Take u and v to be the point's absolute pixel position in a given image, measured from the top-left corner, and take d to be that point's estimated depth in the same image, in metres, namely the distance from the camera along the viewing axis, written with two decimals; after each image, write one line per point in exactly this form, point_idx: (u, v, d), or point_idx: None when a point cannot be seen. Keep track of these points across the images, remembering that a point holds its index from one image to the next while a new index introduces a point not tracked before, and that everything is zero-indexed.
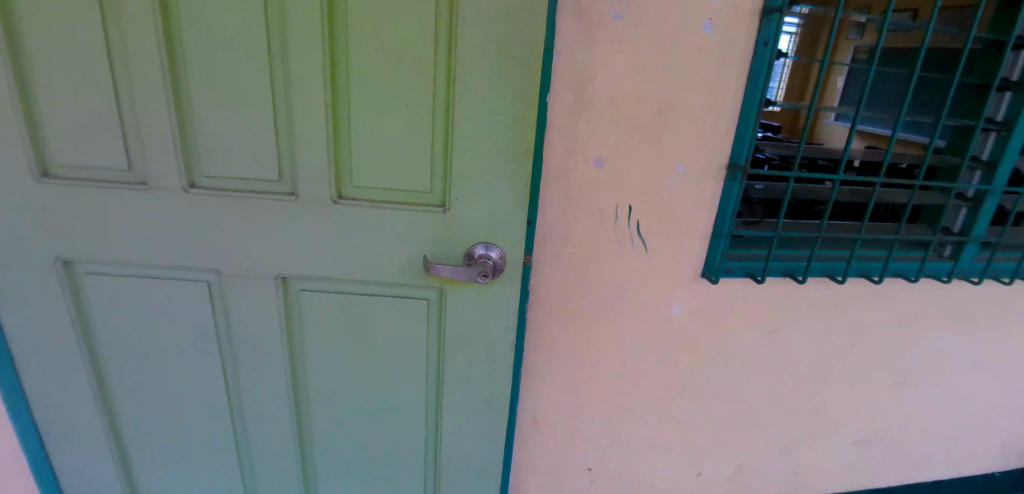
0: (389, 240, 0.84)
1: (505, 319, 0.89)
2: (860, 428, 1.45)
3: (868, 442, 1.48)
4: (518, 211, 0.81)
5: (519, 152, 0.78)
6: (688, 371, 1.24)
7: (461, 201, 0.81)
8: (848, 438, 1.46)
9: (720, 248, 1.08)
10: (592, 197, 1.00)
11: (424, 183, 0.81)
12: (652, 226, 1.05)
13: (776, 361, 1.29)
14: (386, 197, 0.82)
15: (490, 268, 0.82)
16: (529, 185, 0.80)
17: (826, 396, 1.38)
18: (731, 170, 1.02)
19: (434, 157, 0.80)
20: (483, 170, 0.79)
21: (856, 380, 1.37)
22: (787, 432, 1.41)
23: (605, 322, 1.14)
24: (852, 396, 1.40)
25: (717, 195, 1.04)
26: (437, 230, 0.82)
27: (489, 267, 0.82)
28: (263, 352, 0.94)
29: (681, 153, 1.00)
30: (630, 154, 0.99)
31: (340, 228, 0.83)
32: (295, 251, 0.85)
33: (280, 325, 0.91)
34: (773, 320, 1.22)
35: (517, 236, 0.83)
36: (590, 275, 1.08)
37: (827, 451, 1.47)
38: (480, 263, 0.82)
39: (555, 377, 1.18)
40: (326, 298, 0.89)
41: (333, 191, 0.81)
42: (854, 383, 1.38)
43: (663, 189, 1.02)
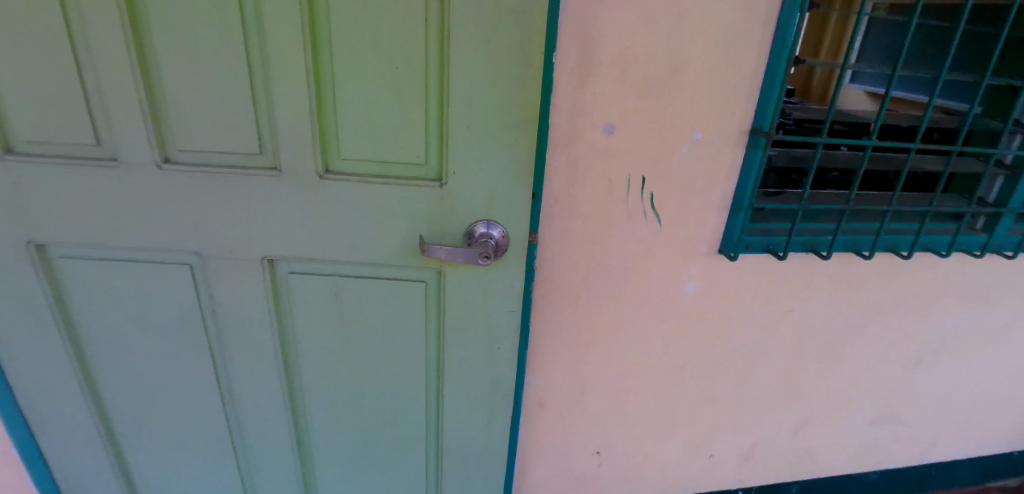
0: (381, 218, 0.77)
1: (509, 301, 0.83)
2: (877, 407, 1.40)
3: (885, 421, 1.43)
4: (521, 184, 0.74)
5: (524, 119, 0.70)
6: (700, 352, 1.19)
7: (459, 175, 0.73)
8: (864, 418, 1.41)
9: (739, 222, 1.01)
10: (601, 169, 0.93)
11: (418, 155, 0.74)
12: (665, 199, 0.98)
13: (793, 341, 1.23)
14: (377, 170, 0.75)
15: (491, 249, 0.75)
16: (533, 155, 0.73)
17: (844, 375, 1.32)
18: (754, 137, 0.94)
19: (428, 126, 0.72)
20: (483, 140, 0.72)
21: (876, 359, 1.31)
22: (802, 412, 1.36)
23: (613, 302, 1.07)
24: (871, 376, 1.34)
25: (737, 165, 0.96)
26: (434, 206, 0.76)
27: (490, 248, 0.75)
28: (252, 338, 0.88)
29: (699, 119, 0.92)
30: (643, 121, 0.90)
31: (328, 205, 0.76)
32: (280, 231, 0.79)
33: (269, 310, 0.86)
34: (792, 297, 1.16)
35: (521, 212, 0.76)
36: (598, 252, 1.01)
37: (842, 431, 1.42)
38: (481, 243, 0.75)
39: (561, 359, 1.13)
40: (315, 280, 0.83)
41: (320, 165, 0.74)
42: (874, 362, 1.32)
43: (678, 159, 0.94)
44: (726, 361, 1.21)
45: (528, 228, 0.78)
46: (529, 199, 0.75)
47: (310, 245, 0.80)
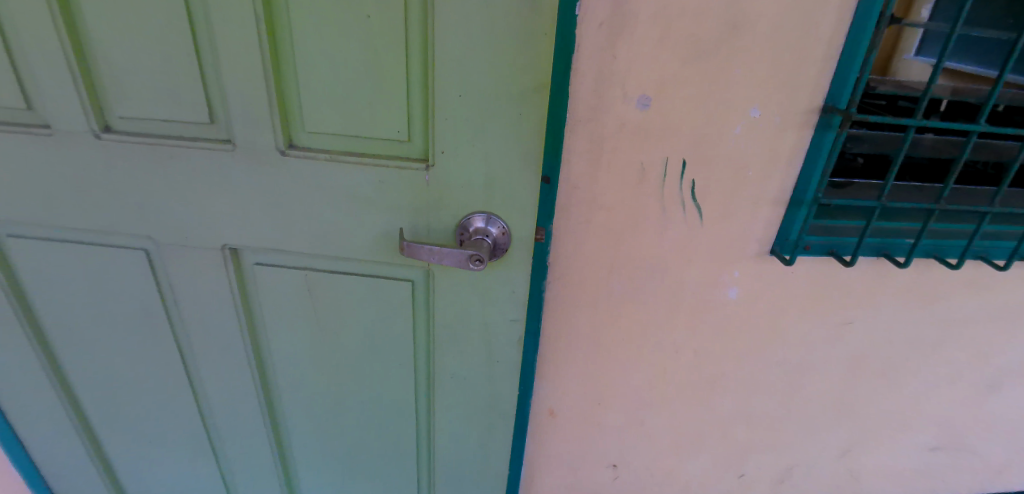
0: (356, 205, 0.63)
1: (510, 310, 0.69)
2: (941, 432, 1.22)
3: (946, 446, 1.25)
4: (525, 168, 0.59)
5: (531, 88, 0.55)
6: (738, 364, 1.03)
7: (449, 156, 0.59)
8: (921, 442, 1.24)
9: (799, 219, 0.83)
10: (632, 150, 0.76)
11: (398, 130, 0.59)
12: (708, 188, 0.80)
13: (850, 356, 1.05)
14: (350, 147, 0.61)
15: (485, 252, 0.59)
16: (542, 133, 0.57)
17: (904, 396, 1.14)
18: (827, 116, 0.75)
19: (410, 94, 0.57)
20: (479, 113, 0.56)
21: (945, 379, 1.13)
22: (852, 434, 1.19)
23: (639, 306, 0.92)
24: (936, 398, 1.16)
25: (803, 148, 0.78)
26: (418, 194, 0.61)
27: (484, 250, 0.60)
28: (220, 334, 0.78)
29: (758, 90, 0.74)
30: (687, 92, 0.73)
31: (293, 188, 0.63)
32: (240, 216, 0.66)
33: (234, 305, 0.74)
34: (853, 307, 0.98)
35: (526, 206, 0.61)
36: (623, 249, 0.85)
37: (894, 455, 1.25)
38: (472, 243, 0.60)
39: (575, 365, 0.99)
40: (283, 274, 0.71)
41: (282, 138, 0.61)
42: (942, 382, 1.13)
43: (728, 139, 0.77)
44: (768, 376, 1.06)
45: (534, 225, 0.63)
46: (535, 190, 0.60)
47: (275, 234, 0.67)
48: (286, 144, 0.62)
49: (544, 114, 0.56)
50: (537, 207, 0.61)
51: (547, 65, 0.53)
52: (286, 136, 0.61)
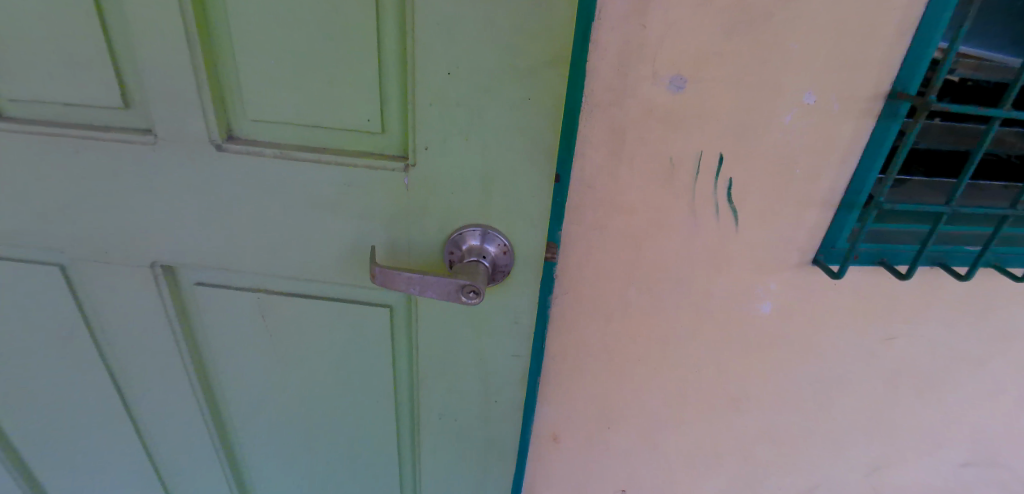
0: (316, 214, 0.50)
1: (513, 340, 0.56)
2: (980, 449, 1.11)
3: (980, 463, 1.15)
4: (534, 169, 0.44)
5: (544, 64, 0.40)
6: (766, 382, 0.91)
7: (433, 154, 0.45)
8: (954, 460, 1.13)
9: (849, 224, 0.71)
10: (659, 141, 0.62)
11: (367, 118, 0.45)
12: (748, 187, 0.68)
13: (890, 371, 0.94)
14: (308, 139, 0.47)
15: (484, 280, 0.46)
16: (558, 123, 0.43)
17: (942, 413, 1.03)
18: (893, 103, 0.62)
19: (383, 70, 0.43)
20: (474, 98, 0.42)
21: (988, 394, 1.02)
22: (883, 452, 1.08)
23: (658, 320, 0.80)
24: (976, 414, 1.05)
25: (861, 142, 0.65)
26: (394, 201, 0.48)
27: (482, 275, 0.46)
28: (161, 364, 0.64)
29: (815, 70, 0.60)
30: (730, 70, 0.59)
31: (235, 192, 0.49)
32: (172, 225, 0.53)
33: (173, 332, 0.61)
34: (899, 320, 0.86)
35: (533, 218, 0.47)
36: (643, 258, 0.72)
37: (925, 474, 1.15)
38: (464, 268, 0.46)
39: (583, 385, 0.87)
40: (231, 296, 0.57)
41: (219, 126, 0.47)
42: (984, 398, 1.02)
43: (776, 129, 0.63)
44: (798, 393, 0.94)
45: (545, 240, 0.49)
46: (548, 199, 0.46)
47: (218, 250, 0.53)
48: (224, 133, 0.48)
49: (561, 101, 0.41)
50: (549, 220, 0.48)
51: (567, 29, 0.39)
52: (224, 124, 0.47)
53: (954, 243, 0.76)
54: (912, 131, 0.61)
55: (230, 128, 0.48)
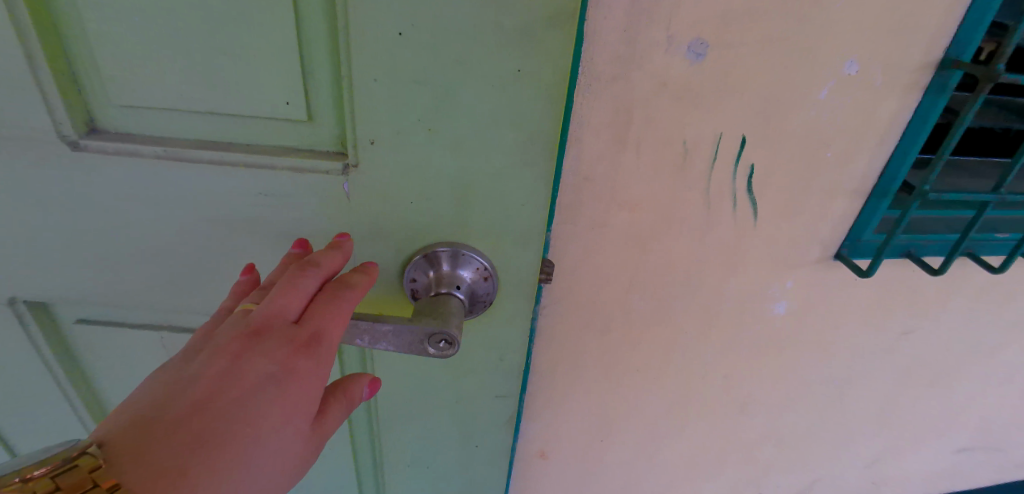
0: (231, 232, 0.37)
1: (500, 379, 0.44)
2: (994, 448, 1.05)
3: (991, 461, 1.08)
4: (527, 170, 0.32)
5: (540, 23, 0.27)
6: (777, 385, 0.82)
7: (381, 150, 0.31)
8: (966, 460, 1.06)
9: (879, 213, 0.61)
10: (672, 121, 0.52)
11: (285, 101, 0.32)
12: (770, 175, 0.57)
13: (913, 372, 0.86)
14: (204, 130, 0.34)
15: (459, 320, 0.33)
16: (560, 106, 0.30)
17: (958, 413, 0.96)
18: (945, 74, 0.52)
19: (301, 33, 0.30)
20: (435, 75, 0.29)
21: (1007, 392, 0.94)
22: (894, 455, 1.01)
23: (662, 325, 0.70)
24: (993, 413, 0.98)
25: (902, 120, 0.55)
26: (333, 218, 0.35)
27: (456, 311, 0.33)
28: (54, 414, 0.52)
29: (859, 34, 0.49)
30: (758, 33, 0.48)
31: (115, 206, 0.37)
32: (34, 252, 0.39)
33: (57, 377, 0.49)
34: (922, 316, 0.78)
35: (525, 237, 0.35)
36: (646, 256, 0.62)
37: (935, 475, 1.07)
38: (432, 302, 0.34)
39: (575, 395, 0.77)
40: (125, 334, 0.46)
41: (73, 117, 0.34)
42: (1004, 397, 0.95)
43: (808, 106, 0.53)
44: (810, 397, 0.85)
45: (542, 260, 0.37)
46: (544, 211, 0.34)
47: (102, 280, 0.41)
48: (83, 125, 0.34)
49: (566, 79, 0.28)
50: (547, 236, 0.36)
51: None
52: (82, 113, 0.34)
53: (988, 232, 0.67)
54: (970, 109, 0.51)
55: (91, 118, 0.35)
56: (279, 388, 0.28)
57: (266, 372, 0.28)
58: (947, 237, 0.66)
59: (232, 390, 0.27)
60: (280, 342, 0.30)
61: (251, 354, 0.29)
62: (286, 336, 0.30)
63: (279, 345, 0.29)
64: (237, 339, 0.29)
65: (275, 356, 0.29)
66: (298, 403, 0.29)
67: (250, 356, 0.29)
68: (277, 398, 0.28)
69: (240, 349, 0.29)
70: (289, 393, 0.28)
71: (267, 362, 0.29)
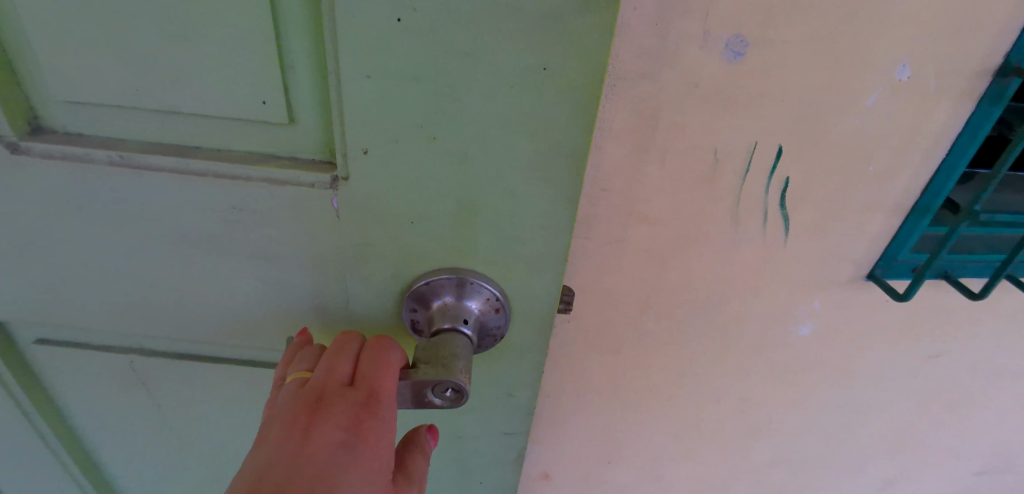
0: (202, 251, 0.32)
1: (507, 417, 0.40)
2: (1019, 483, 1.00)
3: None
4: (547, 191, 0.27)
5: (574, 6, 0.22)
6: (795, 410, 0.78)
7: (373, 164, 0.26)
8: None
9: (918, 232, 0.56)
10: (703, 127, 0.48)
11: (261, 101, 0.27)
12: (803, 190, 0.53)
13: (942, 402, 0.80)
14: (168, 131, 0.29)
15: (466, 363, 0.28)
16: (588, 117, 0.24)
17: (987, 448, 0.90)
18: (1002, 83, 0.47)
19: (277, 18, 0.25)
20: (439, 72, 0.23)
21: None
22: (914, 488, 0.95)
23: (678, 346, 0.66)
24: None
25: (951, 133, 0.50)
26: (318, 239, 0.30)
27: (463, 352, 0.28)
28: (18, 435, 0.48)
29: (913, 33, 0.44)
30: (800, 30, 0.43)
31: (70, 219, 0.32)
32: None
33: (16, 401, 0.45)
34: (955, 342, 0.73)
35: (542, 263, 0.30)
36: (664, 272, 0.58)
37: None
38: (434, 343, 0.28)
39: (581, 414, 0.73)
40: (91, 359, 0.41)
41: (9, 114, 0.29)
42: None
43: (851, 114, 0.48)
44: (829, 424, 0.81)
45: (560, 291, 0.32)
46: (567, 235, 0.29)
47: (59, 301, 0.36)
48: (23, 123, 0.30)
49: (603, 81, 0.23)
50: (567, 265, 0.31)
51: None
52: (23, 109, 0.29)
53: None
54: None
55: (34, 115, 0.30)
56: (357, 455, 0.24)
57: (337, 438, 0.24)
58: (989, 257, 0.61)
59: (307, 463, 0.23)
60: (345, 406, 0.26)
61: (317, 424, 0.25)
62: (346, 397, 0.26)
63: (344, 408, 0.26)
64: (300, 411, 0.25)
65: (343, 420, 0.25)
66: (376, 470, 0.25)
67: (318, 425, 0.25)
68: (354, 466, 0.24)
69: (305, 419, 0.25)
70: (366, 459, 0.24)
71: (334, 428, 0.25)
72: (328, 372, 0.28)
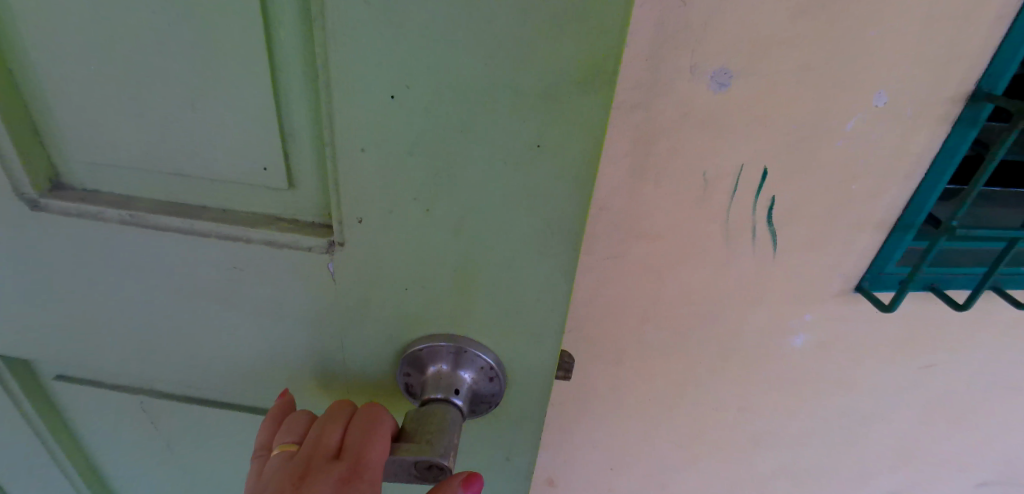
0: (211, 307, 0.33)
1: (508, 470, 0.39)
2: None
3: None
4: (540, 261, 0.27)
5: (567, 86, 0.22)
6: (797, 419, 0.79)
7: (370, 232, 0.27)
8: None
9: (903, 247, 0.57)
10: (695, 153, 0.49)
11: (263, 167, 0.28)
12: (797, 212, 0.54)
13: (943, 410, 0.81)
14: (177, 194, 0.30)
15: (455, 439, 0.28)
16: (579, 196, 0.25)
17: (992, 454, 0.90)
18: (975, 108, 0.47)
19: (279, 91, 0.26)
20: (434, 149, 0.24)
21: None
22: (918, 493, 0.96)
23: (677, 360, 0.67)
24: None
25: (930, 155, 0.50)
26: (320, 299, 0.31)
27: (452, 426, 0.28)
28: (41, 465, 0.49)
29: (898, 63, 0.45)
30: (788, 64, 0.44)
31: (86, 272, 0.33)
32: (11, 313, 0.36)
33: (39, 434, 0.46)
34: (954, 352, 0.74)
35: (540, 331, 0.30)
36: (662, 289, 0.59)
37: None
38: (425, 413, 0.29)
39: (585, 423, 0.75)
40: (108, 397, 0.43)
41: (33, 173, 0.31)
42: None
43: (843, 141, 0.49)
44: (833, 432, 0.81)
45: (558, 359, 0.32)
46: (564, 304, 0.29)
47: (74, 343, 0.37)
48: (45, 182, 0.31)
49: (598, 158, 0.23)
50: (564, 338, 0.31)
51: (611, 41, 0.21)
52: (45, 169, 0.31)
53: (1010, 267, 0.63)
54: (999, 144, 0.47)
55: (55, 174, 0.31)
56: None
57: None
58: (972, 270, 0.62)
59: None
60: (328, 478, 0.27)
61: None
62: (331, 469, 0.27)
63: (326, 482, 0.26)
64: (286, 484, 0.27)
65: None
66: None
67: None
68: None
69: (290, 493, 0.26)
70: None
71: None
72: (317, 441, 0.29)
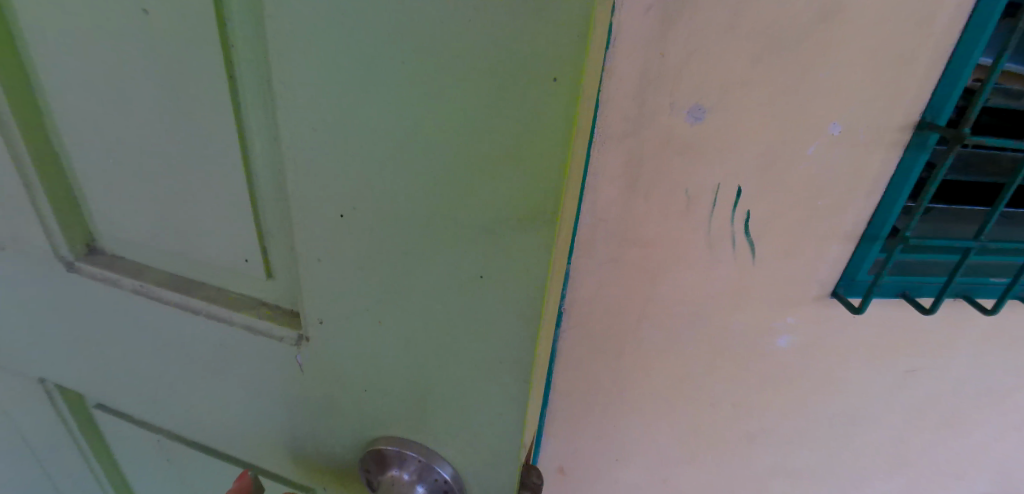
0: (205, 376, 0.34)
1: None
2: None
3: None
4: (494, 383, 0.27)
5: (510, 222, 0.21)
6: (800, 422, 0.79)
7: (332, 332, 0.28)
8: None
9: (872, 256, 0.54)
10: (677, 175, 0.48)
11: (245, 258, 0.30)
12: (798, 237, 0.53)
13: (950, 412, 0.80)
14: (183, 269, 0.33)
15: None
16: (524, 327, 0.24)
17: (1004, 454, 0.89)
18: (923, 133, 0.46)
19: (256, 194, 0.27)
20: (383, 268, 0.24)
21: None
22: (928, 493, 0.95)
23: (673, 368, 0.67)
24: None
25: (884, 176, 0.49)
26: (292, 384, 0.31)
27: None
28: (77, 475, 0.53)
29: (897, 91, 0.44)
30: (775, 97, 0.44)
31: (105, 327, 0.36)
32: (47, 349, 0.40)
33: (83, 451, 0.50)
34: (957, 358, 0.73)
35: (498, 453, 0.30)
36: (653, 303, 0.59)
37: None
38: None
39: (586, 426, 0.76)
40: (133, 430, 0.45)
41: (70, 239, 0.34)
42: None
43: (842, 170, 0.48)
44: (837, 435, 0.81)
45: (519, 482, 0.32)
46: (519, 426, 0.28)
47: (101, 383, 0.40)
48: (82, 246, 0.34)
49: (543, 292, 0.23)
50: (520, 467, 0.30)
51: (554, 193, 0.20)
52: (82, 234, 0.34)
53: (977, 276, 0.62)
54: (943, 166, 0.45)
55: (91, 239, 0.35)
56: None
57: None
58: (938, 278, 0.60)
59: None
60: None
61: None
62: None
63: None
64: None
65: None
66: None
67: None
68: None
69: None
70: None
71: None
72: None
